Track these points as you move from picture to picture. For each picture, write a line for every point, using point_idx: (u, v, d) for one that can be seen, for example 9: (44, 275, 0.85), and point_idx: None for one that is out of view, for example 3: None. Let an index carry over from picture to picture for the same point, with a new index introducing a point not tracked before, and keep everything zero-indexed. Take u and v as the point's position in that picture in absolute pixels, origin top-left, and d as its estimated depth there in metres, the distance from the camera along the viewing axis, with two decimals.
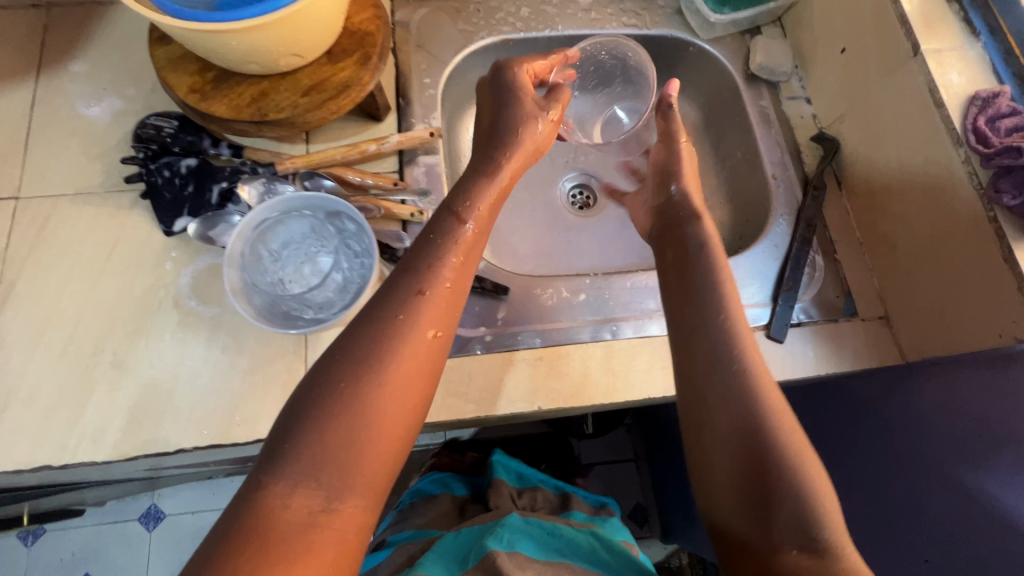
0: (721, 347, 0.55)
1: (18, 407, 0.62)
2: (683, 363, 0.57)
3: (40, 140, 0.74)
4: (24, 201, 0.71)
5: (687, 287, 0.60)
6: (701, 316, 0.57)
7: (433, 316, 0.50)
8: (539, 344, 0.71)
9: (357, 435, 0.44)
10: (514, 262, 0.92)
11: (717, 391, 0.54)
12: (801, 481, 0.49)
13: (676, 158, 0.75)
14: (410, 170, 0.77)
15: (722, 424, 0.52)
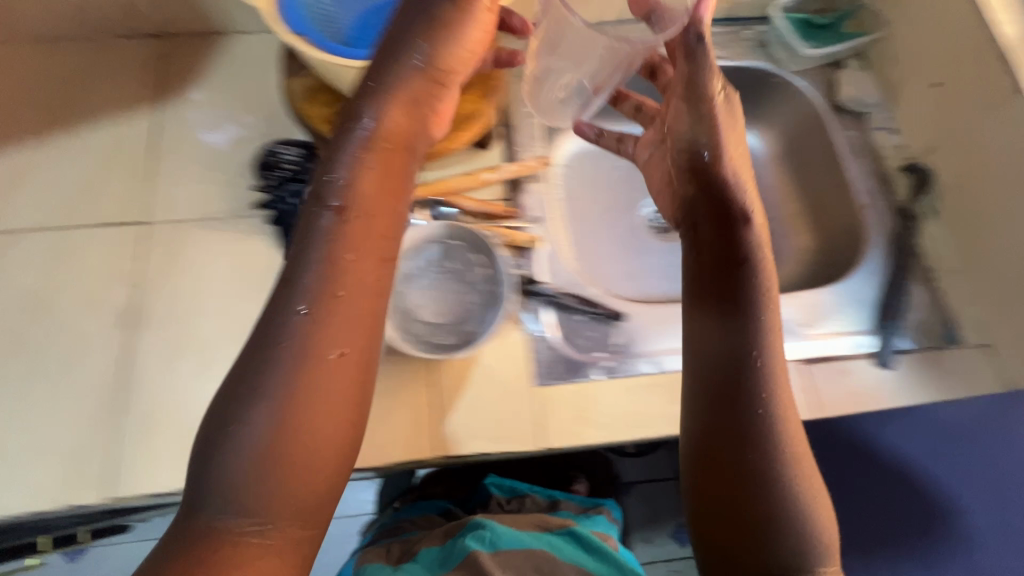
0: (751, 382, 0.57)
1: (157, 429, 0.64)
2: (712, 395, 0.58)
3: (165, 167, 0.77)
4: (156, 227, 0.73)
5: (722, 316, 0.59)
6: (733, 349, 0.58)
7: (340, 321, 0.50)
8: (657, 370, 0.72)
9: (288, 457, 0.46)
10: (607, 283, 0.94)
11: (736, 429, 0.56)
12: (800, 520, 0.54)
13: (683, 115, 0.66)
14: (521, 197, 0.78)
15: (740, 458, 0.55)
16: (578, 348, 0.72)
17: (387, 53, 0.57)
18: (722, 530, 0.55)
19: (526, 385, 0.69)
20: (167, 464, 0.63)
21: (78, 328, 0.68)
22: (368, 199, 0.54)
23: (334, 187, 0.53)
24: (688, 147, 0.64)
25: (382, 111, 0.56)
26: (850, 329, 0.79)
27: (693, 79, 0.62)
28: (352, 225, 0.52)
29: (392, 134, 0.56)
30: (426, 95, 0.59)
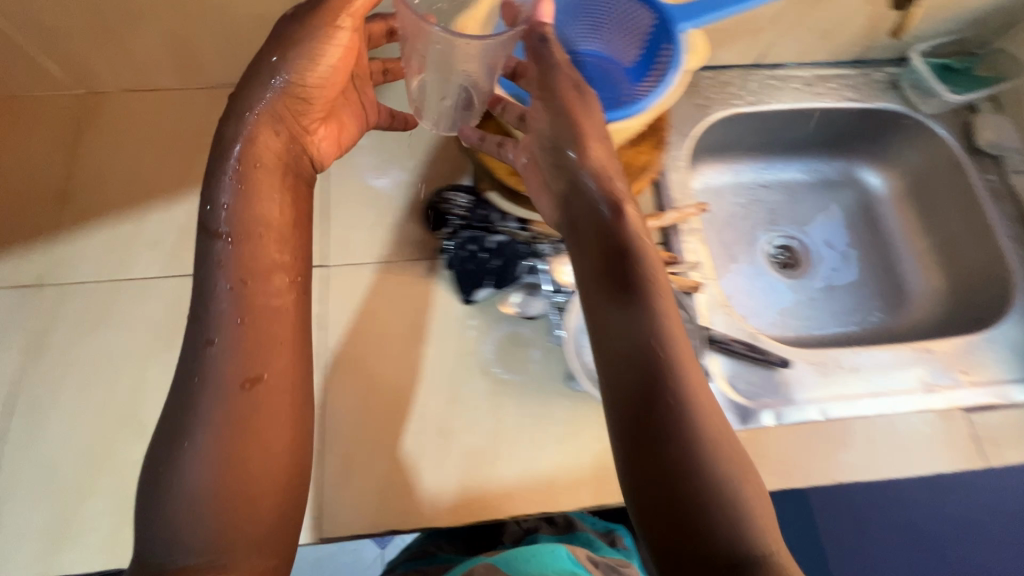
0: (652, 376, 0.53)
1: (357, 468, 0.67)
2: (623, 398, 0.53)
3: (337, 210, 0.80)
4: (333, 270, 0.76)
5: (624, 313, 0.56)
6: (635, 345, 0.54)
7: (269, 320, 0.57)
8: (825, 418, 0.73)
9: (244, 458, 0.53)
10: (757, 318, 0.99)
11: (645, 427, 0.51)
12: (732, 511, 0.48)
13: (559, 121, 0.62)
14: (675, 242, 0.81)
15: (659, 457, 0.50)
16: (745, 395, 0.74)
17: (246, 81, 0.60)
18: (663, 543, 0.48)
19: None
20: (369, 503, 0.66)
21: None
22: (243, 215, 0.58)
23: (219, 213, 0.57)
24: (553, 144, 0.62)
25: (257, 134, 0.59)
26: (1001, 378, 0.78)
27: (552, 80, 0.62)
28: (250, 255, 0.57)
29: (269, 158, 0.60)
30: (293, 113, 0.61)
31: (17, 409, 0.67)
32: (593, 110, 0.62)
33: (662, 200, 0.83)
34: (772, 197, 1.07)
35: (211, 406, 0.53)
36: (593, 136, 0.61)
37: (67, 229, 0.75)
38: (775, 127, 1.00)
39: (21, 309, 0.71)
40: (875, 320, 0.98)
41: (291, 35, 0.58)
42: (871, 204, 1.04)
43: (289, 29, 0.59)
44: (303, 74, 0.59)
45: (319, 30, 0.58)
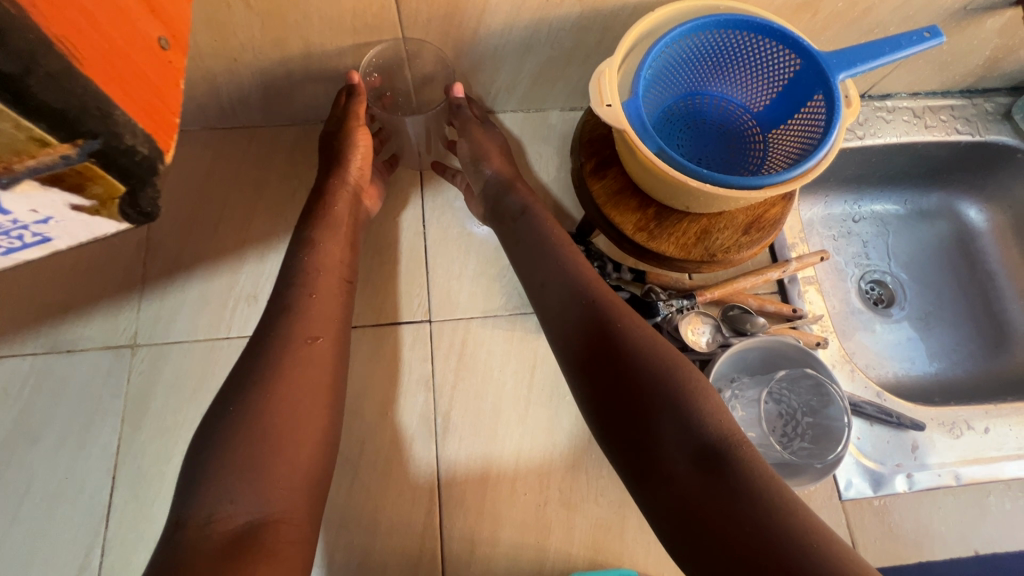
0: (582, 305, 0.57)
1: (480, 542, 0.65)
2: (564, 334, 0.57)
3: (439, 260, 0.75)
4: (438, 324, 0.72)
5: (550, 258, 0.62)
6: (573, 290, 0.58)
7: (316, 368, 0.54)
8: (960, 483, 0.70)
9: (263, 485, 0.47)
10: (864, 359, 0.95)
11: (588, 355, 0.55)
12: (682, 407, 0.49)
13: (476, 143, 0.72)
14: (791, 291, 0.76)
15: (601, 378, 0.53)
16: (876, 459, 0.70)
17: (322, 169, 0.69)
18: (628, 453, 0.50)
19: (832, 500, 0.68)
20: None
21: (385, 435, 0.67)
22: (329, 253, 0.61)
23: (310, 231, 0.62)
24: (472, 162, 0.72)
25: (332, 201, 0.65)
26: None
27: (470, 123, 0.73)
28: (316, 302, 0.57)
29: (343, 212, 0.65)
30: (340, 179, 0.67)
31: (120, 485, 0.63)
32: (495, 135, 0.74)
33: (776, 246, 0.79)
34: (864, 231, 1.02)
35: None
36: (496, 152, 0.72)
37: (156, 282, 0.71)
38: (878, 161, 0.96)
39: (115, 375, 0.67)
40: (978, 362, 0.94)
41: (333, 136, 0.70)
42: (969, 238, 1.00)
43: (329, 132, 0.70)
44: (345, 151, 0.68)
45: (346, 122, 0.68)
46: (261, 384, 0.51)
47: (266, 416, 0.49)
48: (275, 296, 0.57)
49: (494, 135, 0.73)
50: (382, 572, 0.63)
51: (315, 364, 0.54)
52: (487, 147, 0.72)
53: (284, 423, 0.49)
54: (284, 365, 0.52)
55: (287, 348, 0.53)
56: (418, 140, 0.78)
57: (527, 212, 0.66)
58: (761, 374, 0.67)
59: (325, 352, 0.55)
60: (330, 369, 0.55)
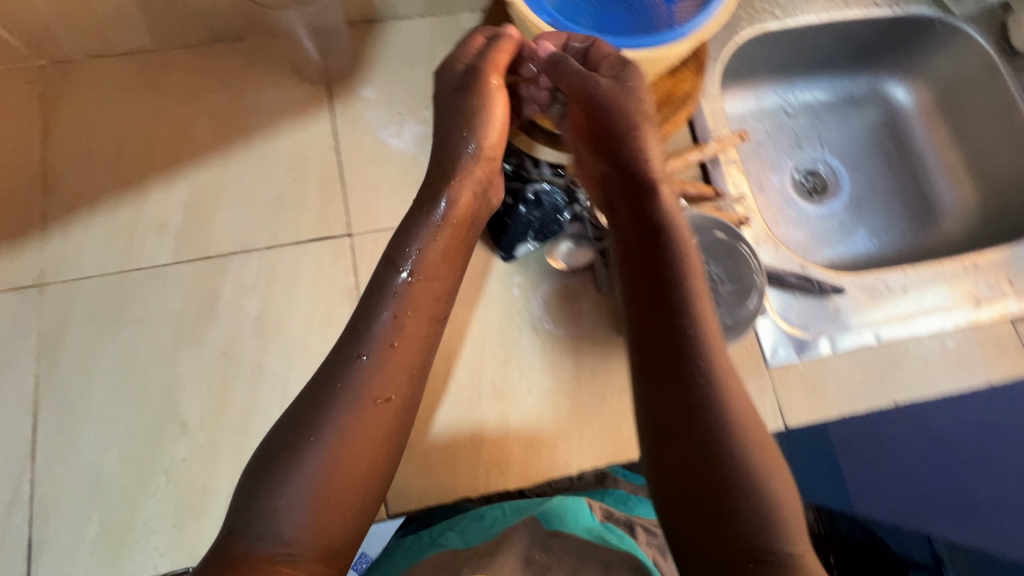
0: (683, 346, 0.43)
1: (418, 442, 0.65)
2: (642, 341, 0.45)
3: (356, 173, 0.73)
4: (359, 237, 0.71)
5: (635, 252, 0.49)
6: (663, 302, 0.45)
7: (375, 439, 0.47)
8: (879, 341, 0.72)
9: None
10: (802, 247, 0.97)
11: (670, 383, 0.42)
12: (766, 493, 0.39)
13: (600, 117, 0.53)
14: (715, 174, 0.76)
15: (686, 448, 0.41)
16: (800, 326, 0.72)
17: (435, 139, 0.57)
18: (670, 506, 0.41)
19: (759, 369, 0.70)
20: (437, 472, 0.65)
21: (312, 350, 0.66)
22: (430, 265, 0.53)
23: (407, 253, 0.52)
24: (598, 134, 0.54)
25: (452, 199, 0.54)
26: None
27: (592, 86, 0.54)
28: (398, 353, 0.50)
29: (460, 211, 0.54)
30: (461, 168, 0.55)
31: (44, 421, 0.62)
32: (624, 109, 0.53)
33: (697, 130, 0.78)
34: (797, 122, 1.02)
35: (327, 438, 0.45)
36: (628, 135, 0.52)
37: (57, 220, 0.68)
38: (803, 45, 0.95)
39: (25, 315, 0.65)
40: (907, 238, 0.96)
41: (452, 90, 0.56)
42: (895, 118, 1.01)
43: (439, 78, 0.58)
44: (477, 130, 0.55)
45: (476, 83, 0.56)
46: (308, 419, 0.46)
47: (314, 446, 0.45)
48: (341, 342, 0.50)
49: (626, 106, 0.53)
50: None
51: (378, 431, 0.47)
52: (629, 113, 0.53)
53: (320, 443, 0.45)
54: (344, 419, 0.46)
55: (351, 389, 0.47)
56: (319, 52, 0.74)
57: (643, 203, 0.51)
58: None
59: (389, 418, 0.48)
60: (348, 336, 0.50)
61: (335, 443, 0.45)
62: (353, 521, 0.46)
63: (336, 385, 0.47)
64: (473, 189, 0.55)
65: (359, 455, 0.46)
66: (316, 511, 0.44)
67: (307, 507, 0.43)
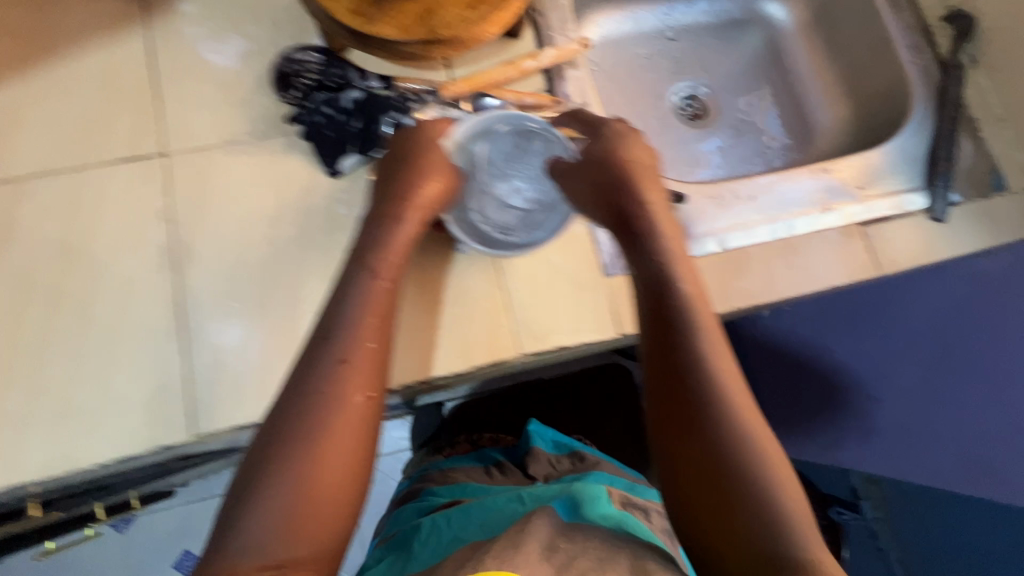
0: (682, 348, 0.54)
1: (230, 364, 0.62)
2: (657, 343, 0.56)
3: (171, 92, 0.69)
4: (174, 157, 0.67)
5: (640, 261, 0.60)
6: (666, 315, 0.56)
7: (355, 434, 0.51)
8: (720, 248, 0.71)
9: None
10: (683, 171, 0.94)
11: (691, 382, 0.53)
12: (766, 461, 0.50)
13: (602, 156, 0.65)
14: (559, 85, 0.74)
15: (699, 449, 0.50)
16: None
17: (389, 165, 0.64)
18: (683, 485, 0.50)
19: (597, 278, 0.68)
20: (249, 395, 0.61)
21: (120, 273, 0.63)
22: (387, 260, 0.58)
23: (378, 257, 0.58)
24: (598, 169, 0.65)
25: (401, 221, 0.60)
26: (903, 188, 0.77)
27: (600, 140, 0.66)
28: (368, 353, 0.54)
29: (409, 227, 0.60)
30: (402, 194, 0.61)
31: None
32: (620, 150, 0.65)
33: (543, 38, 0.76)
34: (678, 47, 1.00)
35: (302, 454, 0.48)
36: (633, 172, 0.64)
37: None
38: None
39: None
40: (783, 160, 0.95)
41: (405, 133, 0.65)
42: (775, 41, 0.99)
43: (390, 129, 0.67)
44: (428, 168, 0.63)
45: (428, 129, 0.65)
46: (285, 424, 0.50)
47: (293, 450, 0.48)
48: (308, 351, 0.53)
49: (625, 148, 0.65)
50: (123, 404, 0.60)
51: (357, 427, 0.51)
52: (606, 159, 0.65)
53: (298, 453, 0.48)
54: (329, 421, 0.50)
55: (330, 389, 0.51)
56: None
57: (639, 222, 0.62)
58: (495, 152, 0.69)
59: (366, 412, 0.52)
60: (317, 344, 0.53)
61: (310, 448, 0.49)
62: (337, 533, 0.48)
63: (311, 387, 0.51)
64: (415, 215, 0.61)
65: (340, 454, 0.49)
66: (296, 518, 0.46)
67: (281, 516, 0.46)
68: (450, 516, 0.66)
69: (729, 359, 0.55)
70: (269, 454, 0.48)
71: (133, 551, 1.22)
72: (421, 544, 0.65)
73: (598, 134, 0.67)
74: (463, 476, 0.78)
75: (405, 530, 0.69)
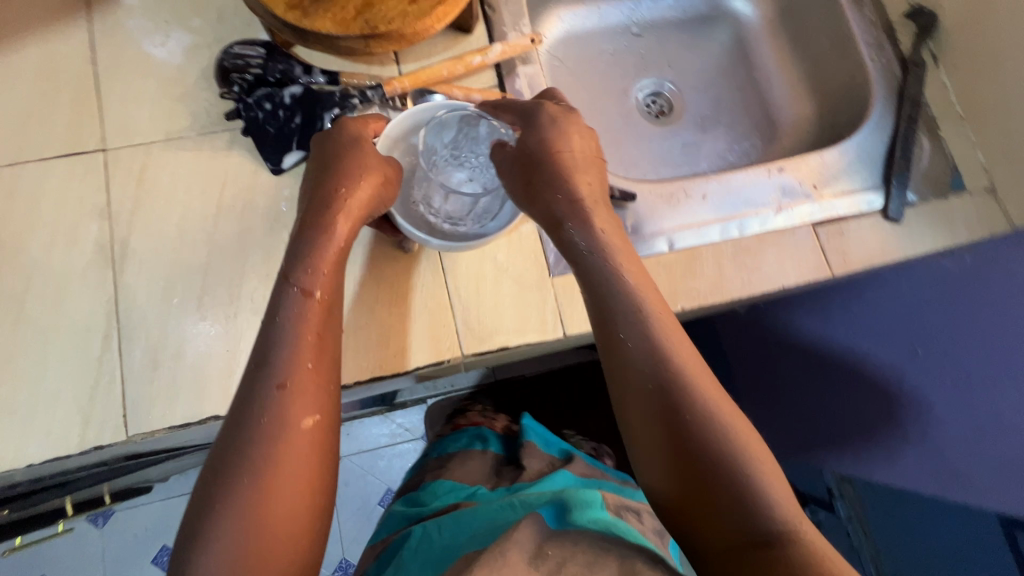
0: (640, 362, 0.53)
1: (165, 364, 0.61)
2: (617, 359, 0.55)
3: (113, 87, 0.68)
4: (114, 153, 0.66)
5: (592, 269, 0.59)
6: (621, 326, 0.55)
7: (304, 460, 0.49)
8: (668, 248, 0.70)
9: None
10: (646, 170, 0.92)
11: (652, 396, 0.52)
12: (746, 461, 0.48)
13: (539, 141, 0.64)
14: (510, 82, 0.73)
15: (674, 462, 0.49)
16: None
17: (315, 174, 0.61)
18: (668, 498, 0.50)
19: (542, 278, 0.67)
20: (184, 396, 0.60)
21: (56, 271, 0.62)
22: (317, 276, 0.55)
23: (307, 273, 0.55)
24: (536, 159, 0.64)
25: (329, 233, 0.57)
26: (859, 188, 0.76)
27: (534, 123, 0.65)
28: (312, 373, 0.52)
29: (338, 239, 0.58)
30: (325, 205, 0.59)
31: None
32: (554, 132, 0.64)
33: (495, 34, 0.74)
34: (643, 44, 0.99)
35: (244, 482, 0.47)
36: (573, 159, 0.64)
37: None
38: None
39: None
40: (748, 159, 0.94)
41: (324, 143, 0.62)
42: (742, 37, 0.98)
43: (316, 137, 0.64)
44: (354, 179, 0.59)
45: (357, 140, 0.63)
46: (225, 462, 0.48)
47: (239, 488, 0.47)
48: (244, 381, 0.50)
49: (562, 136, 0.64)
50: (55, 404, 0.59)
51: (307, 452, 0.49)
52: (540, 148, 0.64)
53: (245, 482, 0.47)
54: (274, 450, 0.48)
55: (270, 419, 0.49)
56: None
57: (582, 224, 0.60)
58: (441, 142, 0.71)
59: (319, 435, 0.50)
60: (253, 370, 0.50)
61: (255, 484, 0.47)
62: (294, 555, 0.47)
63: (250, 420, 0.49)
64: (341, 230, 0.58)
65: (292, 480, 0.48)
66: (247, 548, 0.45)
67: (233, 545, 0.45)
68: (440, 523, 0.71)
69: (691, 361, 0.53)
70: (217, 481, 0.47)
71: (108, 547, 1.22)
72: (411, 549, 0.68)
73: (533, 121, 0.65)
74: (460, 466, 0.89)
75: (399, 538, 0.73)
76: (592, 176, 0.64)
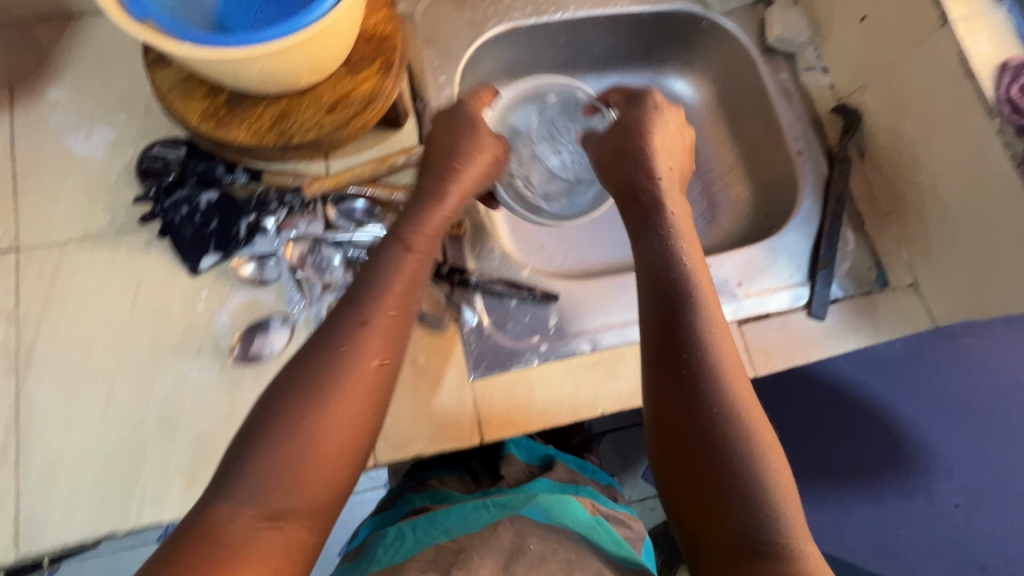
0: (682, 335, 0.54)
1: (66, 476, 0.59)
2: (659, 328, 0.56)
3: (31, 183, 0.67)
4: (26, 253, 0.65)
5: (648, 244, 0.61)
6: (670, 302, 0.56)
7: (365, 394, 0.49)
8: (591, 348, 0.70)
9: None
10: None
11: (685, 374, 0.52)
12: (758, 462, 0.49)
13: (638, 116, 0.70)
14: None
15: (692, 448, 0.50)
16: (511, 335, 0.70)
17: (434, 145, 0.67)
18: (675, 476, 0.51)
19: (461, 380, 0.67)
20: (83, 509, 0.59)
21: None
22: (424, 231, 0.60)
23: (411, 229, 0.59)
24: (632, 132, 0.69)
25: (440, 199, 0.63)
26: (785, 284, 0.78)
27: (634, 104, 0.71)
28: (376, 327, 0.52)
29: (447, 206, 0.63)
30: (441, 173, 0.64)
31: None
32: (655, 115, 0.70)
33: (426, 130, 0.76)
34: None
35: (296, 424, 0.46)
36: (664, 137, 0.69)
37: None
38: (572, 41, 0.92)
39: None
40: None
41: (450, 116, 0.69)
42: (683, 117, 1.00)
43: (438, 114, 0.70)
44: (466, 157, 0.66)
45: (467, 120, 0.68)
46: (296, 381, 0.48)
47: (296, 406, 0.46)
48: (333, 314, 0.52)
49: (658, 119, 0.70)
50: None
51: (366, 393, 0.49)
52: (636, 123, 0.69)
53: (319, 401, 0.47)
54: (343, 381, 0.48)
55: (350, 350, 0.49)
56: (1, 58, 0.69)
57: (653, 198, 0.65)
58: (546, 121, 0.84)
59: (378, 379, 0.50)
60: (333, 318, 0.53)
61: (296, 419, 0.46)
62: (340, 485, 0.47)
63: (331, 344, 0.50)
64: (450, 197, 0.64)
65: (344, 424, 0.47)
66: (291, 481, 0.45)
67: (278, 471, 0.44)
68: (420, 522, 0.67)
69: (733, 347, 0.55)
70: (279, 403, 0.47)
71: None
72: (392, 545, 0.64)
73: (637, 100, 0.71)
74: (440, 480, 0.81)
75: (377, 535, 0.68)
76: (673, 163, 0.69)
